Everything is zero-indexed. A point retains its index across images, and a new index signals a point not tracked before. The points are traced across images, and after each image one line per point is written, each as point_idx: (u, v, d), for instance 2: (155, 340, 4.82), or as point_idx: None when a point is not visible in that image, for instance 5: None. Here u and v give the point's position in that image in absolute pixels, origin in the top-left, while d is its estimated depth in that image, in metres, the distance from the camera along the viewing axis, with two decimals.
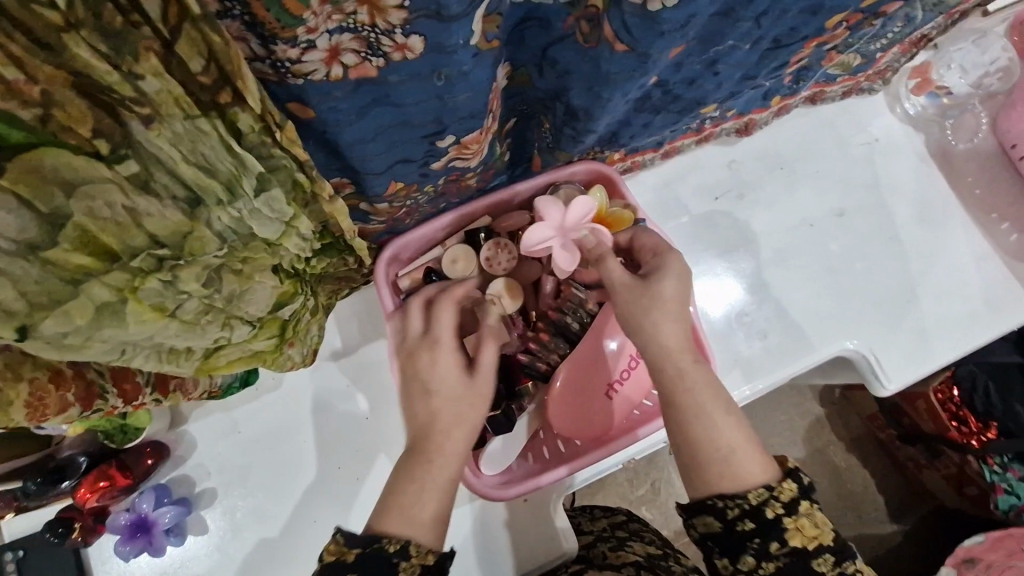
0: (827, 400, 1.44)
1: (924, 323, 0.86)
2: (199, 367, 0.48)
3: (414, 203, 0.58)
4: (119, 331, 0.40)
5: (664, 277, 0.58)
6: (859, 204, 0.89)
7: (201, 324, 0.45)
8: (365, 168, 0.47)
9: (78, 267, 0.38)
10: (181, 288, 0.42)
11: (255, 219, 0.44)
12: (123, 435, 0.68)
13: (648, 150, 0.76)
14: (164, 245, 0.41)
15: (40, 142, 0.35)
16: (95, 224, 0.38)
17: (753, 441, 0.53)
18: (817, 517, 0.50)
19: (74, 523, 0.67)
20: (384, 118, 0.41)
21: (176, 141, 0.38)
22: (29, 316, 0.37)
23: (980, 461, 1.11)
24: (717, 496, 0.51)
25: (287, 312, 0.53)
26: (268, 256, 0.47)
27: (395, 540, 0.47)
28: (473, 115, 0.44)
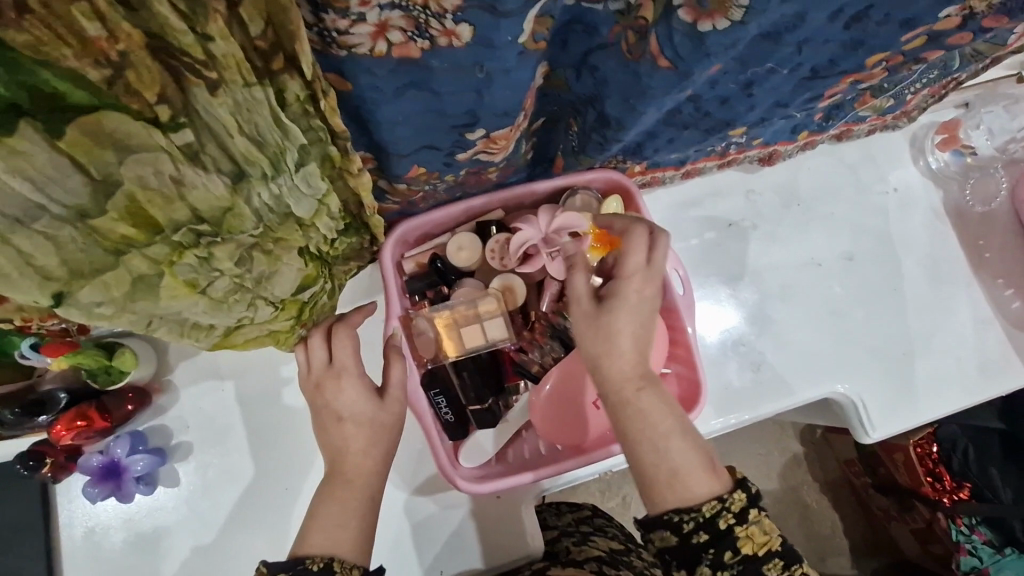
0: (807, 439, 1.45)
1: (914, 378, 0.86)
2: (216, 342, 0.50)
3: (431, 188, 0.57)
4: (150, 303, 0.41)
5: (617, 300, 0.56)
6: (868, 251, 0.89)
7: (228, 302, 0.45)
8: (391, 149, 0.46)
9: (121, 237, 0.38)
10: (215, 266, 0.42)
11: (291, 197, 0.44)
12: (106, 377, 0.69)
13: (669, 167, 0.75)
14: (204, 220, 0.40)
15: (102, 105, 0.33)
16: (145, 196, 0.37)
17: (702, 456, 0.53)
18: (766, 523, 0.52)
19: (46, 458, 0.67)
20: (419, 104, 0.41)
21: (235, 110, 0.37)
22: (67, 282, 0.37)
23: (949, 520, 1.11)
24: (673, 511, 0.52)
25: (307, 295, 0.53)
26: (298, 237, 0.48)
27: (317, 560, 0.50)
28: (507, 112, 0.43)
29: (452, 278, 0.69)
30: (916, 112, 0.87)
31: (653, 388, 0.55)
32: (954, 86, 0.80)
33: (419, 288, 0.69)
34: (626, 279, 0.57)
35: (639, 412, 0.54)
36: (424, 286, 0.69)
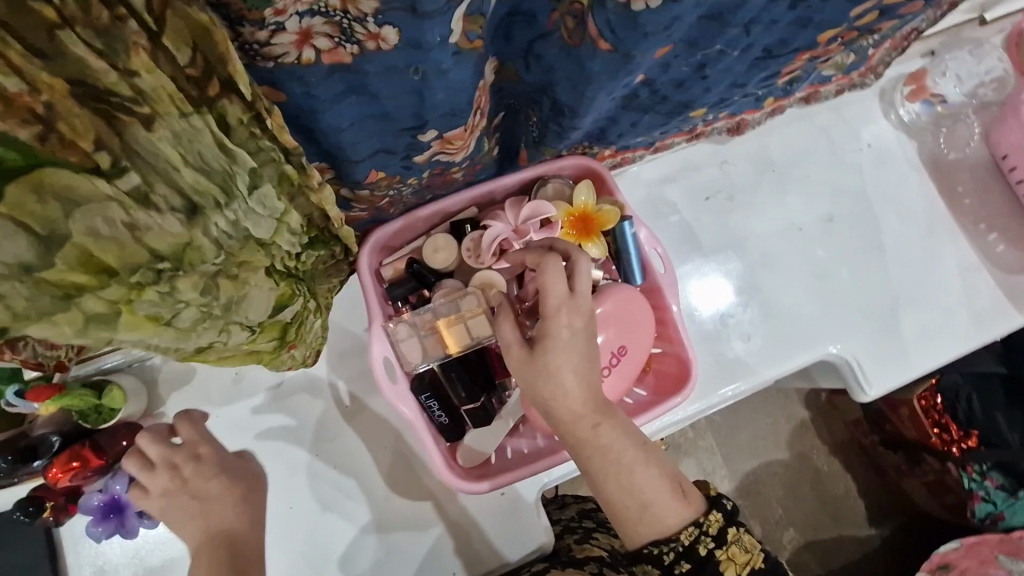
0: (812, 404, 1.45)
1: (905, 333, 0.86)
2: (184, 359, 0.46)
3: (397, 193, 0.57)
4: (112, 335, 0.37)
5: (546, 341, 0.56)
6: (848, 209, 0.89)
7: (197, 330, 0.42)
8: (345, 155, 0.46)
9: (73, 284, 0.34)
10: (179, 298, 0.38)
11: (251, 221, 0.41)
12: (97, 415, 0.69)
13: (640, 147, 0.76)
14: (163, 257, 0.37)
15: (37, 163, 0.30)
16: (96, 242, 0.33)
17: (668, 487, 0.60)
18: (744, 540, 0.63)
19: (45, 503, 0.67)
20: (362, 110, 0.40)
21: (178, 140, 0.34)
22: (11, 325, 0.33)
23: (960, 470, 1.10)
24: (653, 544, 0.60)
25: (286, 315, 0.52)
26: (261, 258, 0.44)
27: None
28: (454, 112, 0.43)
29: (432, 280, 0.69)
30: (881, 68, 0.86)
31: (609, 423, 0.59)
32: (915, 37, 0.80)
33: (399, 295, 0.68)
34: (554, 316, 0.56)
35: (592, 448, 0.58)
36: (405, 292, 0.68)
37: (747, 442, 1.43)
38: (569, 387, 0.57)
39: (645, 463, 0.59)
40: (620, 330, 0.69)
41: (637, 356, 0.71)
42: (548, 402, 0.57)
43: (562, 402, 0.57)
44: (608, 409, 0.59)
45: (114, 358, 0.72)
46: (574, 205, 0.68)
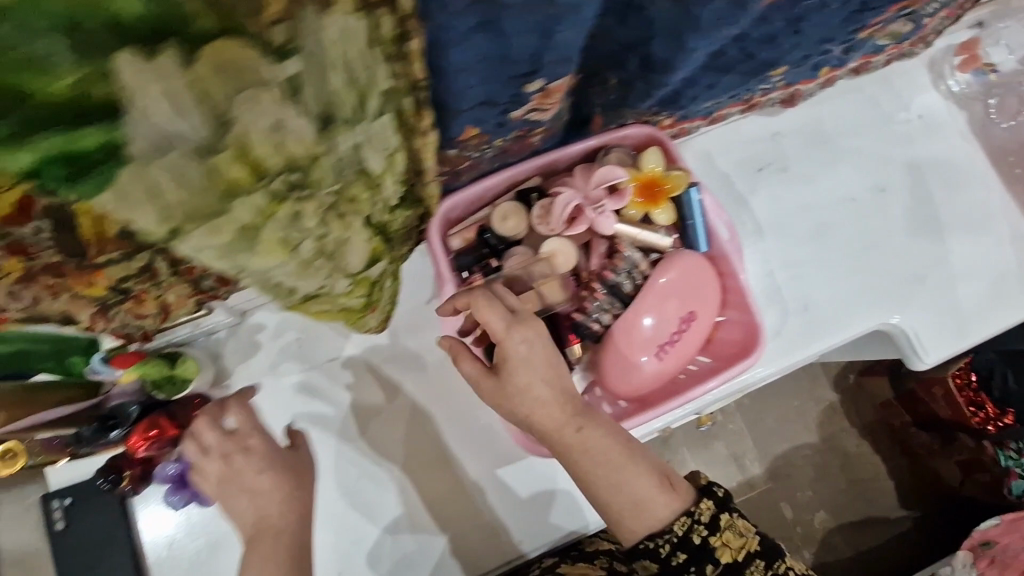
0: (841, 386, 1.45)
1: (960, 301, 0.86)
2: (289, 304, 0.47)
3: (479, 155, 0.57)
4: (247, 258, 0.35)
5: (509, 362, 0.57)
6: (899, 180, 0.89)
7: (313, 267, 0.41)
8: (450, 107, 0.45)
9: (230, 182, 0.31)
10: (303, 225, 0.36)
11: (369, 149, 0.38)
12: (171, 385, 0.70)
13: (697, 117, 0.76)
14: (297, 168, 0.33)
15: (226, 30, 0.29)
16: (254, 137, 0.30)
17: (656, 479, 0.60)
18: (737, 526, 0.64)
19: (124, 471, 0.67)
20: (484, 49, 0.40)
21: (343, 36, 0.32)
22: (184, 223, 0.30)
23: (997, 447, 1.15)
24: (649, 537, 0.61)
25: (375, 271, 0.51)
26: (365, 199, 0.41)
27: None
28: (567, 59, 0.43)
29: (501, 249, 0.69)
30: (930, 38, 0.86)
31: (592, 423, 0.59)
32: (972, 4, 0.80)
33: (467, 263, 0.68)
34: (506, 340, 0.57)
35: (580, 450, 0.58)
36: (472, 261, 0.69)
37: (776, 424, 1.43)
38: (544, 397, 0.57)
39: (631, 459, 0.59)
40: (688, 297, 0.70)
41: (704, 324, 0.71)
42: (525, 415, 0.58)
43: (542, 412, 0.57)
44: (589, 411, 0.59)
45: (183, 331, 0.71)
46: (642, 170, 0.69)
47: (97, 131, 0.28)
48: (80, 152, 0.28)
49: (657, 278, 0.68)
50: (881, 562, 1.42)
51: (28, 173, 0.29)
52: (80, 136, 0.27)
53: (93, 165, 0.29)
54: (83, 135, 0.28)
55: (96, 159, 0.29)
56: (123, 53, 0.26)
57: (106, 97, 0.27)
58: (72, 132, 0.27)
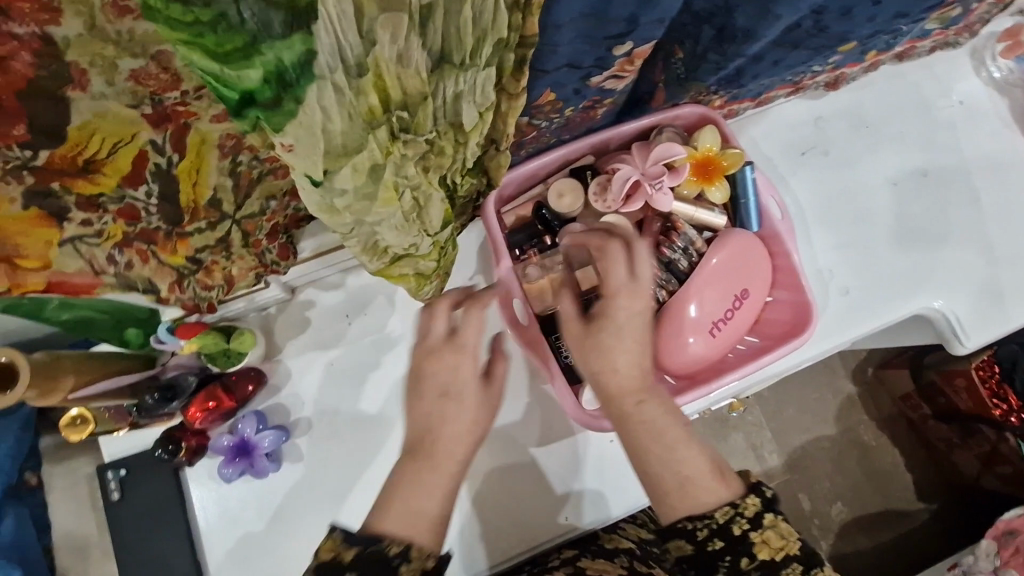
0: (860, 378, 1.46)
1: (1003, 286, 0.87)
2: (378, 268, 0.48)
3: (545, 126, 0.59)
4: (368, 206, 0.38)
5: (603, 320, 0.58)
6: (942, 165, 0.90)
7: (410, 223, 0.43)
8: (536, 68, 0.46)
9: (369, 110, 0.33)
10: (406, 170, 0.39)
11: (466, 100, 0.39)
12: (225, 359, 0.71)
13: (746, 99, 0.78)
14: (405, 107, 0.36)
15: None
16: (386, 66, 0.32)
17: (706, 466, 0.57)
18: (782, 528, 0.56)
19: (181, 442, 0.69)
20: (588, 7, 0.40)
21: None
22: (335, 160, 0.34)
23: (1019, 439, 1.15)
24: (687, 519, 0.56)
25: (447, 235, 0.52)
26: (451, 154, 0.44)
27: (396, 543, 0.51)
28: (661, 21, 0.44)
29: (557, 226, 0.70)
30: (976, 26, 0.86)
31: (653, 400, 0.58)
32: None
33: (520, 240, 0.70)
34: (613, 298, 0.58)
35: (637, 422, 0.57)
36: (524, 239, 0.70)
37: (796, 416, 1.44)
38: (620, 365, 0.57)
39: (687, 437, 0.57)
40: (739, 277, 0.71)
41: (755, 304, 0.72)
42: (597, 375, 0.58)
43: (613, 378, 0.57)
44: (652, 386, 0.59)
45: (237, 306, 0.72)
46: (697, 149, 0.69)
47: (300, 40, 0.27)
48: (285, 65, 0.27)
49: (710, 258, 0.69)
50: (899, 556, 1.41)
51: (240, 88, 0.27)
52: (288, 52, 0.27)
53: (292, 82, 0.28)
54: (291, 48, 0.27)
55: (296, 74, 0.28)
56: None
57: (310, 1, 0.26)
58: (281, 40, 0.26)
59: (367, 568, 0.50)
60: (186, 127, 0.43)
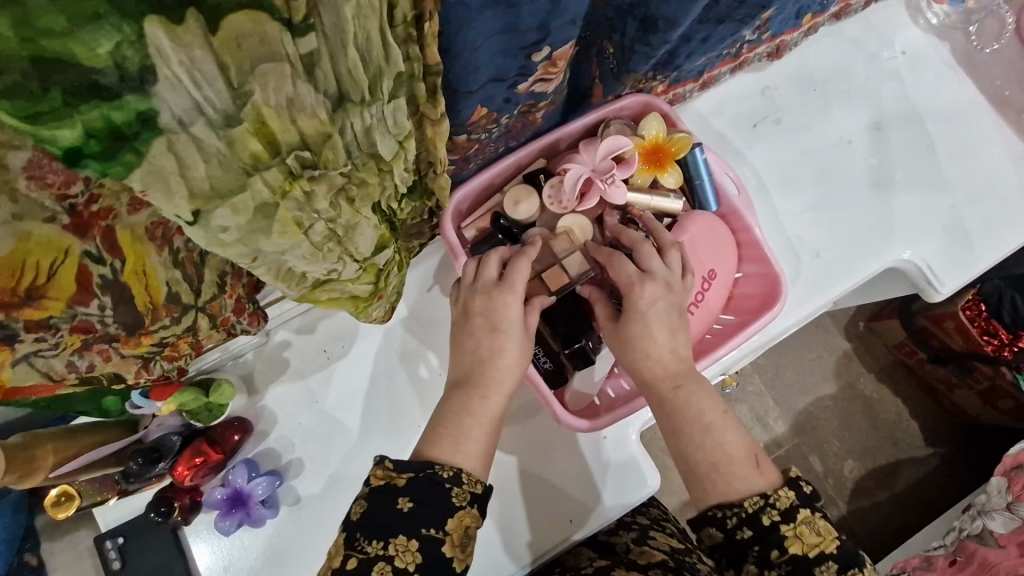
0: (852, 333, 1.47)
1: (969, 226, 0.87)
2: (301, 294, 0.47)
3: (487, 137, 0.59)
4: (263, 240, 0.38)
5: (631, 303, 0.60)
6: (893, 116, 0.90)
7: (324, 251, 0.43)
8: (461, 89, 0.47)
9: (252, 157, 0.34)
10: (314, 206, 0.39)
11: (379, 132, 0.41)
12: (208, 414, 0.71)
13: (689, 80, 0.79)
14: (308, 147, 0.37)
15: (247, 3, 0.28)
16: (268, 109, 0.33)
17: (745, 452, 0.56)
18: (819, 524, 0.52)
19: (175, 502, 0.69)
20: (496, 23, 0.41)
21: (359, 12, 0.33)
22: (206, 200, 0.34)
23: (1014, 371, 1.17)
24: (717, 506, 0.54)
25: (382, 259, 0.51)
26: (377, 183, 0.44)
27: (447, 467, 0.52)
28: (573, 22, 0.44)
29: (517, 233, 0.70)
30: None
31: (689, 383, 0.59)
32: None
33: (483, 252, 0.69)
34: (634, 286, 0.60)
35: (676, 407, 0.58)
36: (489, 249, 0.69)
37: (795, 378, 1.45)
38: (656, 350, 0.59)
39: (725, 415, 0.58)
40: (706, 258, 0.71)
41: (724, 282, 0.73)
42: (636, 364, 0.60)
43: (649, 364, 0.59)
44: (692, 373, 0.59)
45: (212, 357, 0.72)
46: (645, 138, 0.70)
47: (136, 100, 0.28)
48: (118, 123, 0.29)
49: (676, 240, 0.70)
50: (916, 502, 1.42)
51: (60, 144, 0.28)
52: (118, 107, 0.28)
53: (131, 134, 0.29)
54: (124, 108, 0.28)
55: (134, 130, 0.29)
56: (153, 20, 0.26)
57: (141, 67, 0.27)
58: (112, 101, 0.28)
59: (423, 493, 0.51)
60: (111, 229, 0.41)
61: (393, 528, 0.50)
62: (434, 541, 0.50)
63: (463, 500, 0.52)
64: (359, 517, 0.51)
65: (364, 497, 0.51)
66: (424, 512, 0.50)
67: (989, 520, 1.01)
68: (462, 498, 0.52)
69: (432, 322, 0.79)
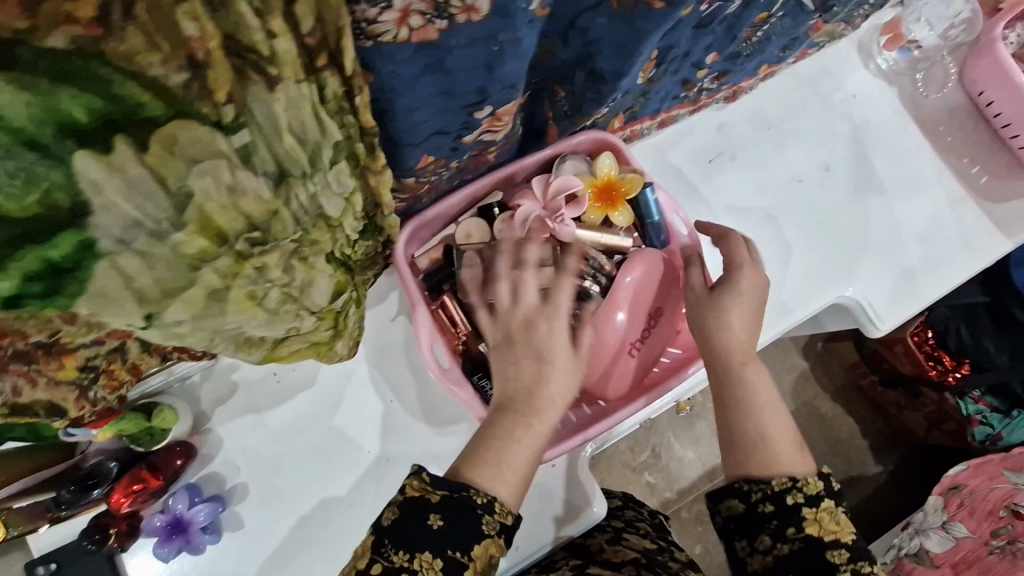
0: (811, 352, 1.51)
1: (908, 267, 0.91)
2: (265, 355, 0.49)
3: (437, 178, 0.60)
4: (218, 320, 0.40)
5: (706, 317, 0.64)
6: (842, 157, 0.93)
7: (282, 313, 0.44)
8: (405, 141, 0.48)
9: (199, 252, 0.36)
10: (268, 276, 0.40)
11: (325, 196, 0.43)
12: (150, 437, 0.69)
13: (646, 117, 0.81)
14: (257, 227, 0.39)
15: (176, 115, 0.33)
16: (211, 205, 0.35)
17: (791, 439, 0.61)
18: (838, 515, 0.57)
19: (110, 529, 0.68)
20: (434, 86, 0.43)
21: (288, 107, 0.37)
22: (159, 303, 0.36)
23: (958, 396, 1.21)
24: (744, 479, 0.59)
25: (341, 303, 0.51)
26: (328, 239, 0.46)
27: (482, 493, 0.50)
28: (514, 85, 0.46)
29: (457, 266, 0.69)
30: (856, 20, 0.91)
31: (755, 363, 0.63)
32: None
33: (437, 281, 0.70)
34: (739, 270, 0.65)
35: (738, 378, 0.62)
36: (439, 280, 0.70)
37: None
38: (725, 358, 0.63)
39: (776, 403, 0.62)
40: (650, 296, 0.72)
41: (668, 319, 0.74)
42: (712, 337, 0.63)
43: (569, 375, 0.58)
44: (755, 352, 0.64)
45: (157, 380, 0.70)
46: (598, 175, 0.71)
47: (72, 235, 0.32)
48: (56, 259, 0.32)
49: (625, 278, 0.70)
50: (864, 516, 1.47)
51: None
52: (56, 242, 0.32)
53: (69, 268, 0.33)
54: (60, 244, 0.32)
55: (74, 261, 0.33)
56: (81, 154, 0.31)
57: (74, 200, 0.31)
58: (47, 242, 0.31)
59: (456, 516, 0.49)
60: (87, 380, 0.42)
61: (421, 542, 0.48)
62: (457, 564, 0.48)
63: (492, 529, 0.50)
64: (390, 521, 0.50)
65: (397, 504, 0.50)
66: (453, 532, 0.49)
67: (925, 540, 1.04)
68: (491, 528, 0.50)
69: (384, 348, 0.79)
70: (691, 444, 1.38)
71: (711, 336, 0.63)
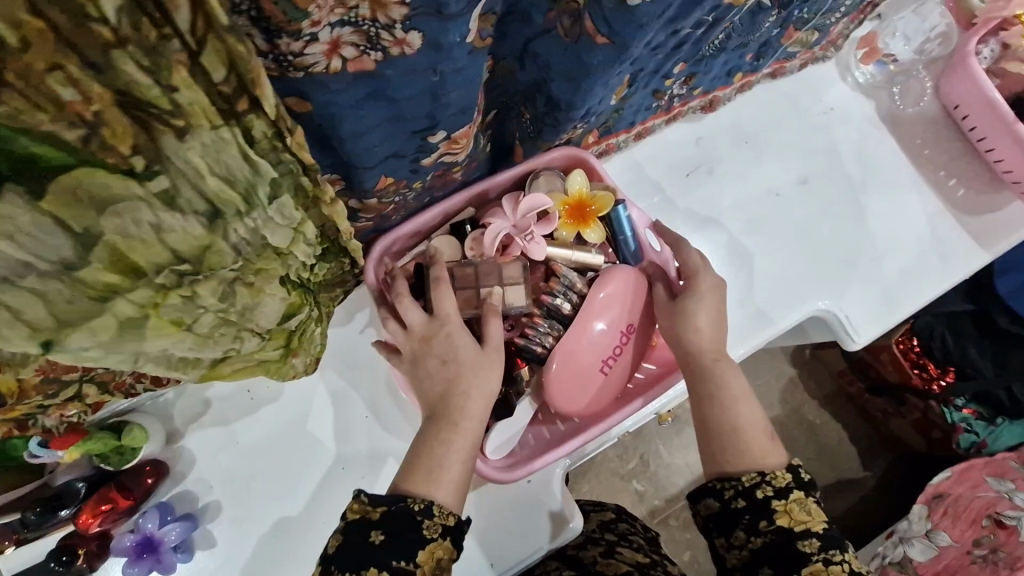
0: (799, 360, 1.51)
1: (884, 280, 0.91)
2: (202, 374, 0.48)
3: (402, 199, 0.60)
4: (137, 343, 0.40)
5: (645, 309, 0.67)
6: (820, 170, 0.94)
7: (215, 337, 0.44)
8: (358, 164, 0.49)
9: (107, 286, 0.36)
10: (198, 303, 0.41)
11: (268, 228, 0.43)
12: (119, 456, 0.69)
13: (621, 131, 0.81)
14: (185, 259, 0.39)
15: (79, 163, 0.33)
16: (126, 243, 0.36)
17: (758, 426, 0.61)
18: (808, 505, 0.57)
19: (78, 549, 0.67)
20: (379, 113, 0.43)
21: (205, 153, 0.37)
22: (56, 332, 0.36)
23: (943, 404, 1.20)
24: (718, 478, 0.60)
25: (294, 324, 0.51)
26: (277, 265, 0.46)
27: (419, 500, 0.51)
28: (463, 110, 0.47)
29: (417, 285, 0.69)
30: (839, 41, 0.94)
31: (728, 361, 0.64)
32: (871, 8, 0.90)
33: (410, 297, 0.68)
34: (698, 273, 0.67)
35: (713, 372, 0.63)
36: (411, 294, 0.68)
37: None
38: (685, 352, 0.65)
39: (746, 397, 0.62)
40: (625, 310, 0.72)
41: (643, 333, 0.74)
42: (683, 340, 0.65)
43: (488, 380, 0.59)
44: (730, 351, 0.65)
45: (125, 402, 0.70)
46: (570, 193, 0.71)
47: None
48: None
49: (598, 292, 0.71)
50: (852, 523, 1.47)
51: None
52: None
53: None
54: None
55: None
56: None
57: None
58: None
59: (398, 528, 0.50)
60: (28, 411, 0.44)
61: (365, 561, 0.48)
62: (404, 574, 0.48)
63: (434, 533, 0.50)
64: (335, 550, 0.49)
65: (339, 531, 0.50)
66: (394, 546, 0.49)
67: (908, 548, 1.03)
68: (433, 532, 0.50)
69: (360, 364, 0.79)
70: (681, 451, 1.37)
71: (683, 337, 0.65)
